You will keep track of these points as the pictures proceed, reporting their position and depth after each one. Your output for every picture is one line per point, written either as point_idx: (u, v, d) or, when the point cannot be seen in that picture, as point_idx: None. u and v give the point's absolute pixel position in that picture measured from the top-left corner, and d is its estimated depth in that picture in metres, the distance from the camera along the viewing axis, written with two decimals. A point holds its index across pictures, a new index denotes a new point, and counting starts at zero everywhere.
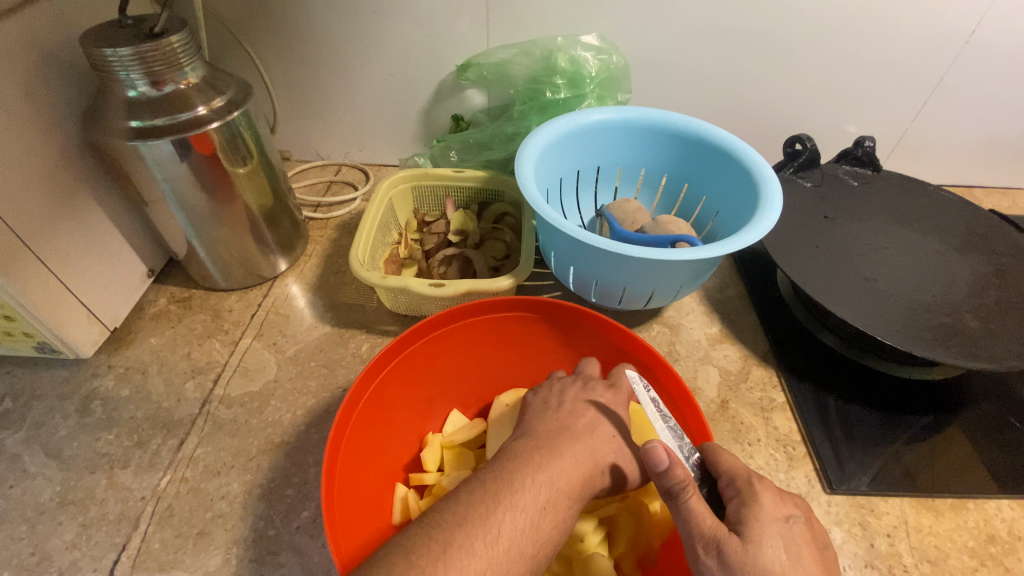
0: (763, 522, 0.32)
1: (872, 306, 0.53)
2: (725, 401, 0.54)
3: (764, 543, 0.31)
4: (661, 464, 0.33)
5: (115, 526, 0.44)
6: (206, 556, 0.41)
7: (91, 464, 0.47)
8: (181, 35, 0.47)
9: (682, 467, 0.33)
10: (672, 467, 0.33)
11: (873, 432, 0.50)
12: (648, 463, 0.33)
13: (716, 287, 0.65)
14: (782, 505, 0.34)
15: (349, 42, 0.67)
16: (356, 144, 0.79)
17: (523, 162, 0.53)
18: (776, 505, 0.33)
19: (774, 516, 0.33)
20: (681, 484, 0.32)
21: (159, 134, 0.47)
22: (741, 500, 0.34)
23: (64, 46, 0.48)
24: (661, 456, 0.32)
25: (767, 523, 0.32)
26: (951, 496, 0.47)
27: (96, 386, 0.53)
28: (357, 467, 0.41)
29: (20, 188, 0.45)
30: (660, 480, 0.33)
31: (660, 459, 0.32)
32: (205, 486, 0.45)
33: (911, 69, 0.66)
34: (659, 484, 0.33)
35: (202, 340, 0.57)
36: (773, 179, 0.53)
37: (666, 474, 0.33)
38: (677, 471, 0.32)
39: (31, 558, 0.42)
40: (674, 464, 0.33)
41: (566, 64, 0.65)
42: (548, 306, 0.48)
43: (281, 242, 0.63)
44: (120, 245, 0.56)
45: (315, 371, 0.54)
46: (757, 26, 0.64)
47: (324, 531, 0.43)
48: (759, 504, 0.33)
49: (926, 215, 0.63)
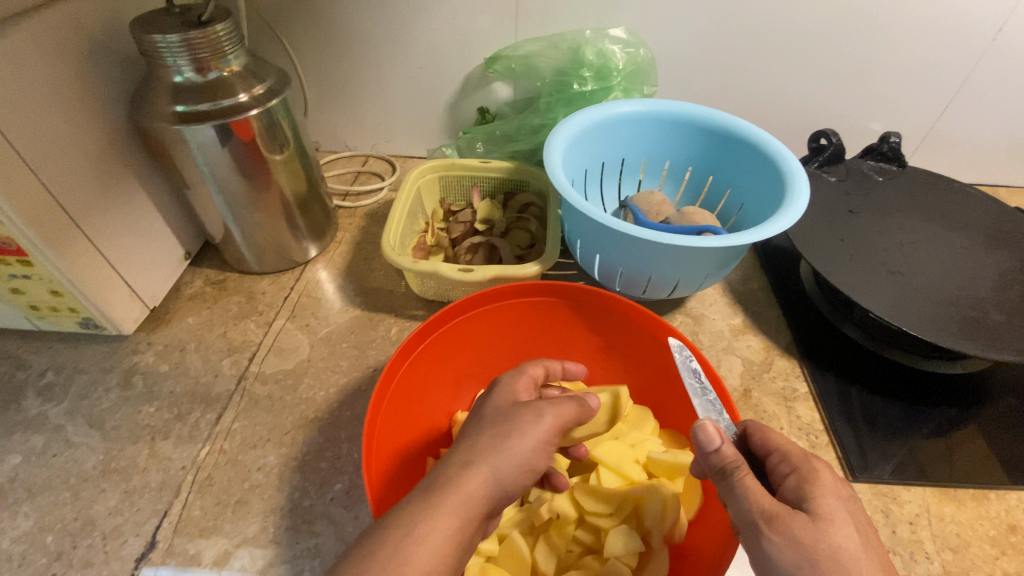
0: (822, 496, 0.32)
1: (897, 298, 0.53)
2: (747, 390, 0.55)
3: (833, 521, 0.30)
4: (712, 444, 0.34)
5: (157, 493, 0.45)
6: (244, 523, 0.43)
7: (133, 435, 0.49)
8: (226, 24, 0.48)
9: (732, 447, 0.34)
10: (723, 447, 0.34)
11: (897, 423, 0.50)
12: (700, 443, 0.34)
13: (739, 280, 0.66)
14: (839, 484, 0.33)
15: (380, 35, 0.69)
16: (383, 136, 0.80)
17: (552, 151, 0.53)
18: (834, 484, 0.33)
19: (831, 491, 0.32)
20: (733, 462, 0.33)
21: (202, 119, 0.49)
22: (800, 476, 0.33)
23: (115, 33, 0.50)
24: (713, 436, 0.34)
25: (828, 497, 0.32)
26: (974, 487, 0.47)
27: (137, 361, 0.55)
28: (391, 441, 0.43)
29: (72, 168, 0.47)
30: (711, 461, 0.34)
31: (712, 439, 0.34)
32: (242, 458, 0.47)
33: (938, 66, 0.66)
34: (710, 465, 0.34)
35: (237, 321, 0.59)
36: (800, 170, 0.53)
37: (717, 454, 0.34)
38: (728, 452, 0.33)
39: (76, 522, 0.44)
40: (726, 445, 0.34)
41: (593, 57, 0.66)
42: (574, 291, 0.50)
43: (312, 228, 0.65)
44: (160, 227, 0.58)
45: (346, 352, 0.56)
46: (782, 23, 0.64)
47: (356, 502, 0.44)
48: (820, 480, 0.32)
49: (952, 211, 0.63)
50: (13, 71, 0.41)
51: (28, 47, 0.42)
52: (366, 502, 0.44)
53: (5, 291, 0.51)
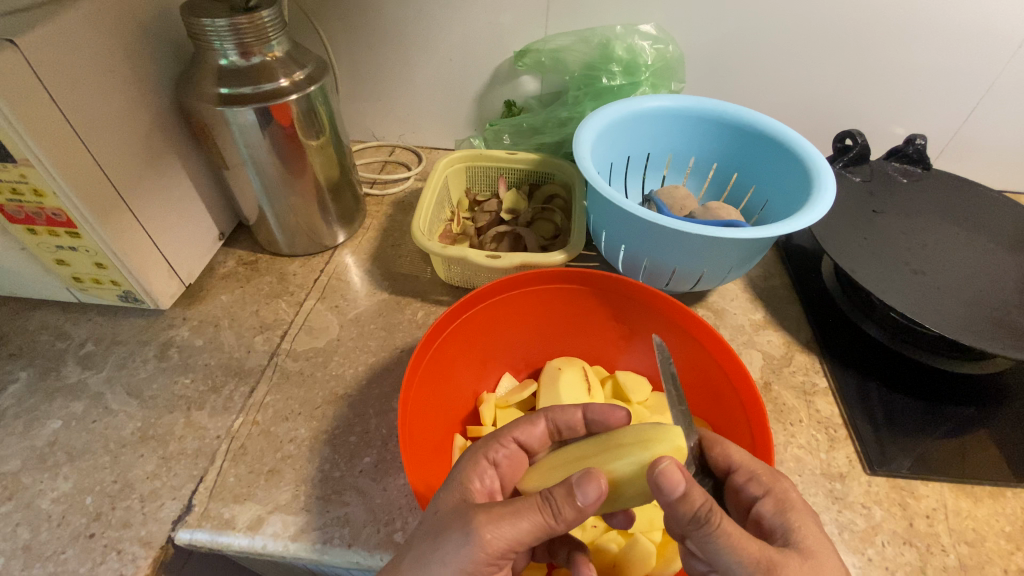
0: (799, 518, 0.33)
1: (920, 297, 0.54)
2: (767, 383, 0.55)
3: (817, 549, 0.31)
4: (677, 488, 0.31)
5: (192, 460, 0.47)
6: (277, 491, 0.45)
7: (169, 404, 0.51)
8: (272, 11, 0.49)
9: (697, 488, 0.31)
10: (689, 490, 0.31)
11: (916, 419, 0.51)
12: (664, 491, 0.31)
13: (760, 276, 0.67)
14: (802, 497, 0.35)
15: (412, 27, 0.70)
16: (410, 127, 0.82)
17: (581, 142, 0.54)
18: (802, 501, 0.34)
19: (804, 511, 0.34)
20: (704, 506, 0.31)
21: (244, 102, 0.50)
22: (774, 499, 0.34)
23: (165, 17, 0.52)
24: (677, 481, 0.31)
25: (805, 519, 0.33)
26: (992, 485, 0.47)
27: (173, 335, 0.57)
28: (422, 417, 0.44)
29: (121, 145, 0.49)
30: (680, 510, 0.31)
31: (676, 481, 0.31)
32: (275, 430, 0.49)
33: (966, 68, 0.66)
34: (682, 514, 0.31)
35: (269, 300, 0.61)
36: (827, 167, 0.54)
37: (683, 500, 0.31)
38: (695, 494, 0.31)
39: (115, 484, 0.46)
40: (690, 487, 0.31)
41: (623, 52, 0.67)
42: (600, 280, 0.51)
43: (342, 214, 0.66)
44: (198, 207, 0.60)
45: (375, 333, 0.57)
46: (810, 22, 0.65)
47: (384, 475, 0.46)
48: (791, 502, 0.34)
49: (976, 214, 0.64)
50: (71, 48, 0.43)
51: (85, 26, 0.44)
52: (394, 475, 0.46)
53: (51, 262, 0.53)
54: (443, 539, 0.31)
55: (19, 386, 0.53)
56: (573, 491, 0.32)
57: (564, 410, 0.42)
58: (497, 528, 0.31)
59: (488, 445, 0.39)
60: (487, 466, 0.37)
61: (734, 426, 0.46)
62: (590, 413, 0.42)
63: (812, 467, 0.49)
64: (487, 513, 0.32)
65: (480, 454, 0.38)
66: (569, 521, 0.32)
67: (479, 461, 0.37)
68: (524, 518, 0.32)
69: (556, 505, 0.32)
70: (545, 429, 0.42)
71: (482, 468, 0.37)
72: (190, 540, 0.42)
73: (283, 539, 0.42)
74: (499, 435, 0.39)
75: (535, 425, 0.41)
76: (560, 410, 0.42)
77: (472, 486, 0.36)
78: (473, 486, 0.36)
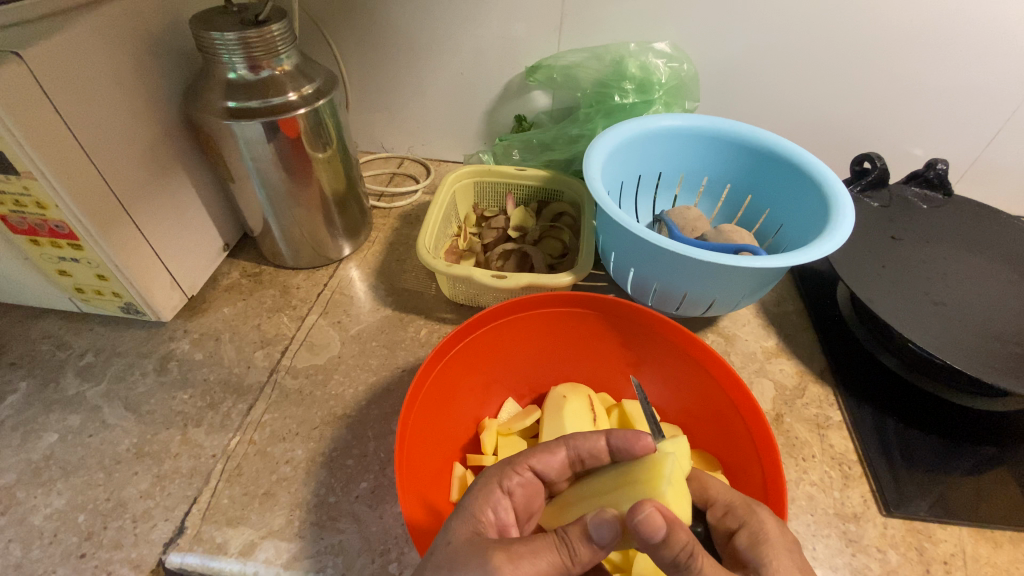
0: (772, 552, 0.31)
1: (941, 329, 0.52)
2: (779, 415, 0.53)
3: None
4: (658, 534, 0.29)
5: (187, 479, 0.46)
6: (271, 515, 0.44)
7: (166, 420, 0.50)
8: (281, 24, 0.48)
9: (681, 529, 0.29)
10: (671, 534, 0.29)
11: (934, 458, 0.49)
12: (643, 537, 0.29)
13: (774, 301, 0.65)
14: (783, 531, 0.33)
15: (423, 41, 0.70)
16: (419, 139, 0.81)
17: (591, 162, 0.53)
18: (782, 536, 0.32)
19: (780, 545, 0.32)
20: (686, 550, 0.29)
21: (252, 116, 0.50)
22: (750, 533, 0.33)
23: (174, 30, 0.52)
24: (658, 527, 0.29)
25: (780, 553, 0.31)
26: (1013, 529, 0.45)
27: (173, 348, 0.57)
28: (421, 445, 0.43)
29: (125, 157, 0.48)
30: (661, 553, 0.29)
31: (656, 527, 0.29)
32: (271, 450, 0.48)
33: (990, 89, 0.64)
34: (662, 557, 0.30)
35: (271, 314, 0.60)
36: (845, 193, 0.52)
37: (665, 543, 0.29)
38: (678, 539, 0.29)
39: (108, 503, 0.45)
40: (672, 531, 0.29)
41: (636, 70, 0.66)
42: (608, 305, 0.49)
43: (348, 226, 0.65)
44: (202, 219, 0.60)
45: (376, 350, 0.57)
46: (827, 40, 0.63)
47: (381, 502, 0.44)
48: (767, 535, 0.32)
49: (999, 243, 0.61)
50: (78, 61, 0.42)
51: (92, 37, 0.43)
52: (391, 503, 0.44)
53: (53, 272, 0.53)
54: (462, 570, 0.29)
55: (17, 396, 0.53)
56: (587, 530, 0.31)
57: (587, 437, 0.38)
58: (520, 567, 0.30)
59: (501, 475, 0.36)
60: (500, 496, 0.35)
61: (744, 465, 0.44)
62: (614, 442, 0.37)
63: (825, 506, 0.47)
64: (507, 552, 0.30)
65: (493, 482, 0.35)
66: (585, 560, 0.31)
67: (492, 489, 0.35)
68: (545, 557, 0.31)
69: (572, 544, 0.31)
70: (566, 458, 0.38)
71: (496, 498, 0.35)
72: (181, 564, 0.41)
73: (274, 567, 0.41)
74: (514, 462, 0.36)
75: (555, 455, 0.38)
76: (583, 438, 0.38)
77: (483, 516, 0.34)
78: (485, 517, 0.34)
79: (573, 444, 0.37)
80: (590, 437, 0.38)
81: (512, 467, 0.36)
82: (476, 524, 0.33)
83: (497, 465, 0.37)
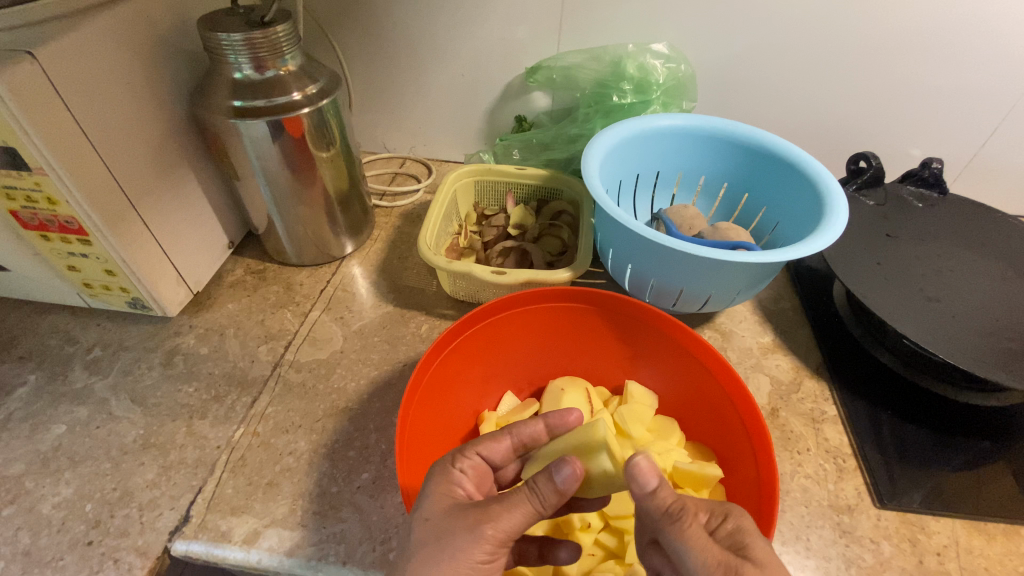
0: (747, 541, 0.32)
1: (935, 323, 0.52)
2: (774, 410, 0.54)
3: None
4: (650, 485, 0.31)
5: (193, 469, 0.47)
6: (274, 505, 0.44)
7: (172, 412, 0.51)
8: (287, 26, 0.50)
9: (667, 486, 0.31)
10: (660, 487, 0.31)
11: (927, 452, 0.49)
12: (639, 484, 0.31)
13: (770, 298, 0.66)
14: None
15: (425, 43, 0.71)
16: (422, 139, 0.83)
17: (589, 160, 0.54)
18: None
19: None
20: (671, 505, 0.31)
21: (257, 114, 0.51)
22: None
23: (182, 32, 0.53)
24: (651, 478, 0.31)
25: None
26: (1004, 522, 0.46)
27: (178, 343, 0.58)
28: (422, 434, 0.44)
29: (133, 155, 0.49)
30: (647, 507, 0.31)
31: (649, 478, 0.31)
32: (274, 442, 0.49)
33: (987, 89, 0.65)
34: (650, 510, 0.31)
35: (275, 310, 0.61)
36: (839, 191, 0.53)
37: (653, 496, 0.31)
38: (665, 491, 0.31)
39: (115, 492, 0.46)
40: (661, 484, 0.31)
41: (634, 70, 0.67)
42: (605, 299, 0.50)
43: (350, 225, 0.66)
44: (208, 217, 0.61)
45: (378, 345, 0.58)
46: (824, 40, 0.64)
47: (381, 492, 0.45)
48: None
49: (994, 241, 0.62)
50: (87, 61, 0.43)
51: (103, 38, 0.45)
52: (391, 492, 0.45)
53: (62, 267, 0.54)
54: (451, 539, 0.31)
55: (26, 389, 0.54)
56: (553, 473, 0.33)
57: (525, 422, 0.40)
58: (498, 522, 0.32)
59: (452, 456, 0.37)
60: (460, 474, 0.36)
61: (738, 455, 0.45)
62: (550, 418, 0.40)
63: (819, 498, 0.48)
64: (486, 513, 0.32)
65: (448, 463, 0.36)
66: (555, 502, 0.33)
67: (450, 470, 0.36)
68: (520, 509, 0.33)
69: (545, 493, 0.33)
70: (508, 443, 0.39)
71: (455, 476, 0.36)
72: (187, 552, 0.42)
73: (277, 555, 0.41)
74: (460, 446, 0.38)
75: (499, 441, 0.39)
76: (522, 424, 0.40)
77: (455, 491, 0.35)
78: (456, 492, 0.35)
79: (514, 430, 0.39)
80: (522, 422, 0.40)
81: (460, 451, 0.37)
82: (451, 497, 0.34)
83: (448, 451, 0.38)
